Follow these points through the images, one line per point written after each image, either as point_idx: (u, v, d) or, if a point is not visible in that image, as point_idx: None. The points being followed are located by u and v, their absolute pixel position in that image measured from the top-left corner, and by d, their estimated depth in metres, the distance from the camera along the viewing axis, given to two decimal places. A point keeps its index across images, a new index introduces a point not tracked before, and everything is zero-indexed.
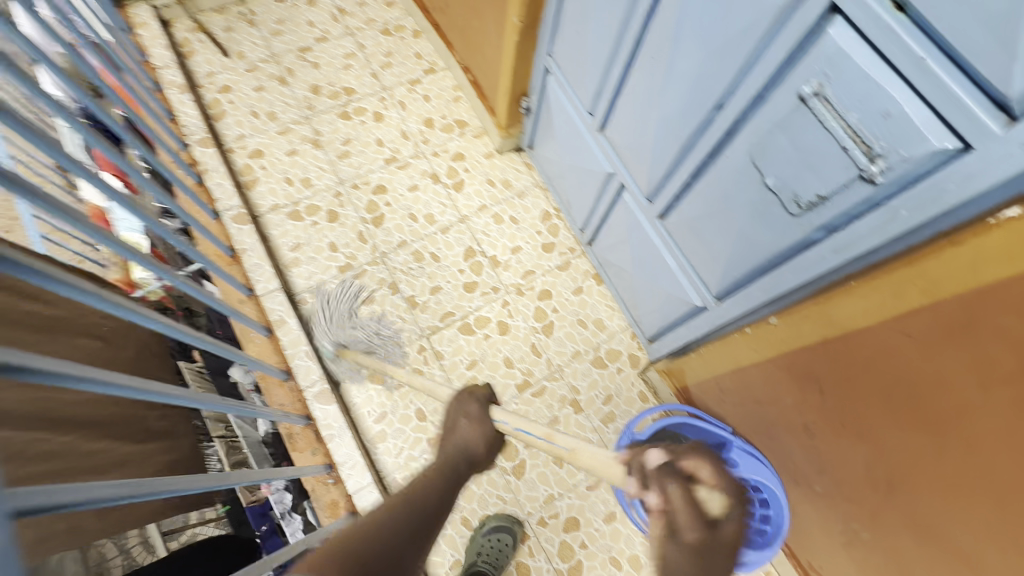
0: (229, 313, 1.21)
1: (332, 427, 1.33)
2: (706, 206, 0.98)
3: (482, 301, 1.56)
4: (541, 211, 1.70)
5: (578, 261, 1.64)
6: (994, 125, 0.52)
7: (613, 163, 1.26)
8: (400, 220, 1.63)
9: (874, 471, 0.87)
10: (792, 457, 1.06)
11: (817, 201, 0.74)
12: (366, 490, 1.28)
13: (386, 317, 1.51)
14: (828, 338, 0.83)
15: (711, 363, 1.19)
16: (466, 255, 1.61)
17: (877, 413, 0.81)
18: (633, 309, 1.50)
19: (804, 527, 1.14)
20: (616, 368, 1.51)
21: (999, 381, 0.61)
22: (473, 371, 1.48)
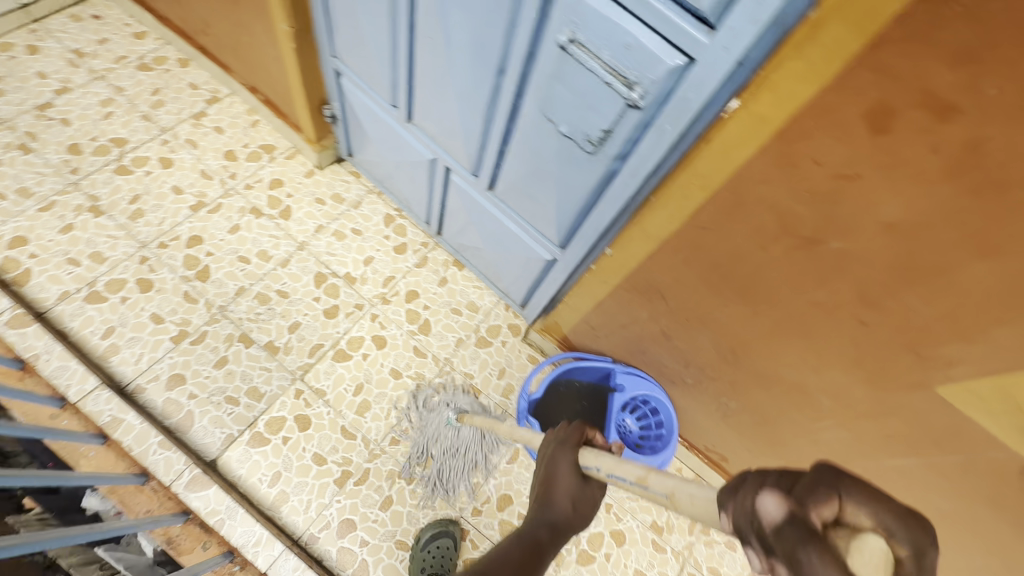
0: (51, 433, 1.02)
1: (219, 511, 1.20)
2: (524, 166, 1.03)
3: (350, 323, 1.48)
4: (382, 215, 1.65)
5: (433, 253, 1.63)
6: (702, 37, 0.62)
7: (431, 149, 1.26)
8: (230, 266, 1.47)
9: (723, 346, 1.01)
10: (664, 363, 1.20)
11: (604, 136, 0.82)
12: (281, 559, 1.18)
13: (247, 373, 1.36)
14: (652, 252, 0.93)
15: (577, 307, 1.28)
16: (318, 282, 1.51)
17: (707, 300, 0.93)
18: (499, 282, 1.55)
19: (690, 418, 1.30)
20: (501, 342, 1.55)
21: (772, 241, 0.74)
22: (362, 396, 1.41)
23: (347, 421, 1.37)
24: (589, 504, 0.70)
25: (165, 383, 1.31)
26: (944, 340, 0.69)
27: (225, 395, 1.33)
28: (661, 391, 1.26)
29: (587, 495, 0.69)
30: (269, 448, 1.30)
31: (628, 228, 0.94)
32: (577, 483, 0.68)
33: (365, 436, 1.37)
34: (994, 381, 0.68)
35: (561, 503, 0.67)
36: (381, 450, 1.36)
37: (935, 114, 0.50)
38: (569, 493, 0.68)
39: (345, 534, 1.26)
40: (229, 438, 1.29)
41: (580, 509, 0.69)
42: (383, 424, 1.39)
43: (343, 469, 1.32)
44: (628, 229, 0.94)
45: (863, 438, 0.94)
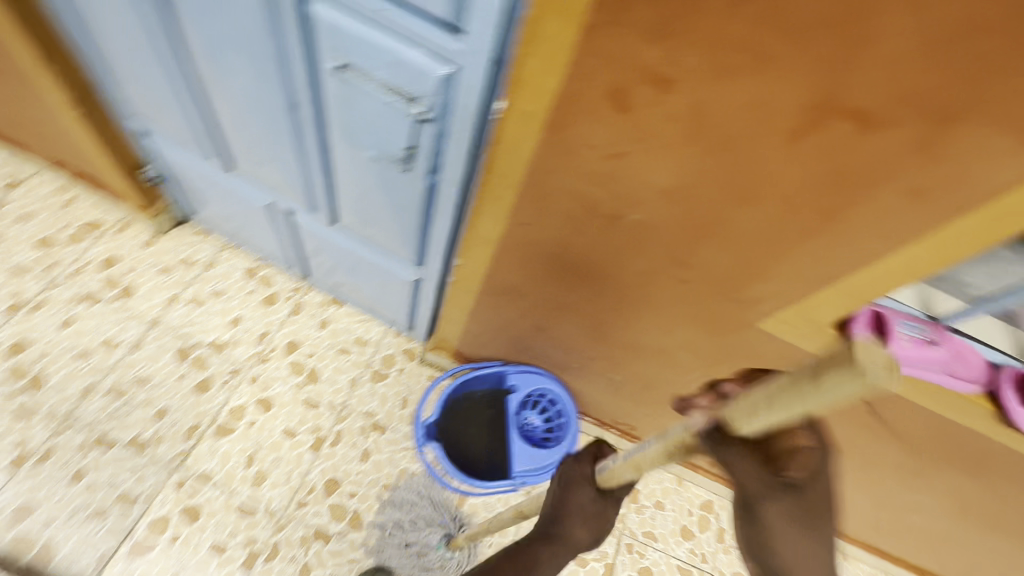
0: None
1: None
2: (354, 195, 1.00)
3: (227, 392, 1.37)
4: (242, 269, 1.54)
5: (307, 297, 1.55)
6: (455, 44, 0.62)
7: (264, 194, 1.19)
8: (69, 365, 1.30)
9: (588, 327, 1.04)
10: (549, 353, 1.21)
11: (410, 153, 0.81)
12: None
13: (113, 478, 1.21)
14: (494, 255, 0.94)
15: (455, 320, 1.26)
16: (180, 356, 1.38)
17: (558, 287, 0.95)
18: (381, 311, 1.50)
19: (591, 398, 1.33)
20: (398, 370, 1.51)
21: (585, 223, 0.77)
22: (255, 467, 1.31)
23: (244, 498, 1.27)
24: (594, 518, 0.78)
25: (10, 517, 1.14)
26: (748, 281, 0.74)
27: (90, 510, 1.17)
28: (557, 383, 1.28)
29: (590, 510, 0.78)
30: (157, 553, 1.17)
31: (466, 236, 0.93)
32: (587, 499, 0.79)
33: (266, 508, 1.27)
34: (793, 307, 0.76)
35: (560, 516, 0.78)
36: (288, 518, 1.27)
37: (656, 86, 0.54)
38: (572, 508, 0.78)
39: None
40: (103, 558, 1.14)
41: (584, 523, 0.78)
42: (285, 489, 1.30)
43: (248, 551, 1.22)
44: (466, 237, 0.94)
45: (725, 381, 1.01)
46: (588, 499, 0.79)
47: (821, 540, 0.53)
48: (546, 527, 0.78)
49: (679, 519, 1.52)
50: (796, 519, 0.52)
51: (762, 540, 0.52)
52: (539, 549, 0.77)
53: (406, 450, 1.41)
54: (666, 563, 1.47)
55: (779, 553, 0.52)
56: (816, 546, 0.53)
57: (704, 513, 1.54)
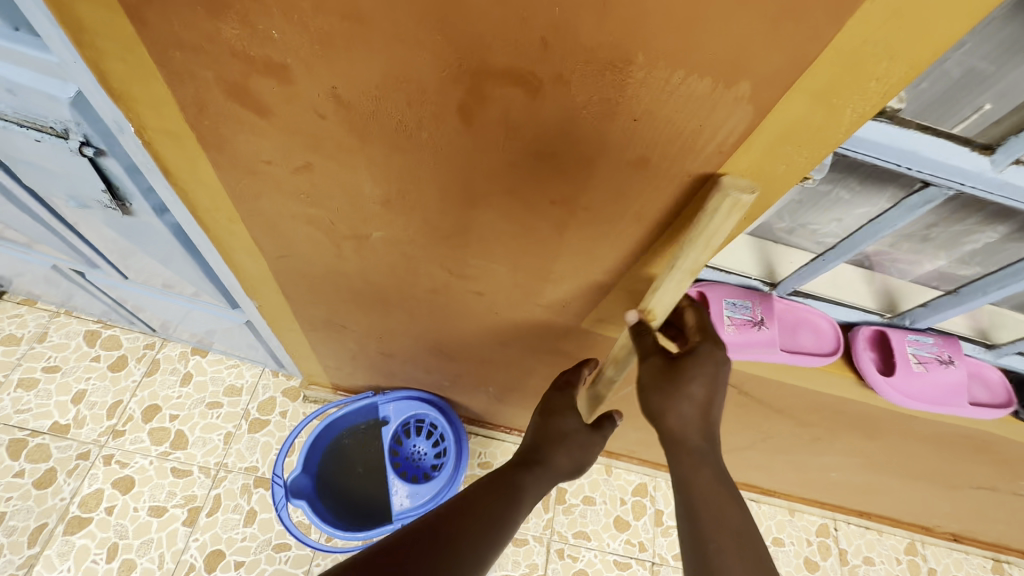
0: None
1: None
2: (115, 246, 0.83)
3: (76, 481, 1.21)
4: (81, 335, 1.35)
5: (164, 352, 1.38)
6: (45, 56, 0.46)
7: (44, 255, 1.02)
8: None
9: (428, 347, 0.90)
10: (415, 375, 1.07)
11: (115, 197, 0.65)
12: None
13: None
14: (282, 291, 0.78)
15: (308, 357, 1.11)
16: (14, 453, 1.21)
17: (373, 315, 0.81)
18: (248, 353, 1.33)
19: (484, 410, 1.20)
20: (280, 414, 1.35)
21: (339, 247, 0.62)
22: (120, 557, 1.15)
23: None
24: (575, 445, 0.77)
25: None
26: (541, 285, 0.61)
27: None
28: (446, 407, 1.15)
29: (573, 432, 0.76)
30: None
31: (240, 275, 0.78)
32: (570, 428, 0.76)
33: None
34: (602, 305, 0.63)
35: (537, 441, 0.77)
36: None
37: (271, 76, 0.39)
38: (552, 433, 0.76)
39: None
40: None
41: (565, 448, 0.76)
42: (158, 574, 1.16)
43: None
44: (242, 276, 0.78)
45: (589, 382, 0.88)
46: (571, 429, 0.76)
47: (695, 388, 0.55)
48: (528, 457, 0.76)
49: (612, 510, 1.42)
50: (672, 372, 0.55)
51: (648, 390, 0.57)
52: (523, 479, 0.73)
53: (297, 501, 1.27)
54: (603, 560, 1.36)
55: (657, 397, 0.57)
56: (693, 392, 0.56)
57: (639, 499, 1.44)
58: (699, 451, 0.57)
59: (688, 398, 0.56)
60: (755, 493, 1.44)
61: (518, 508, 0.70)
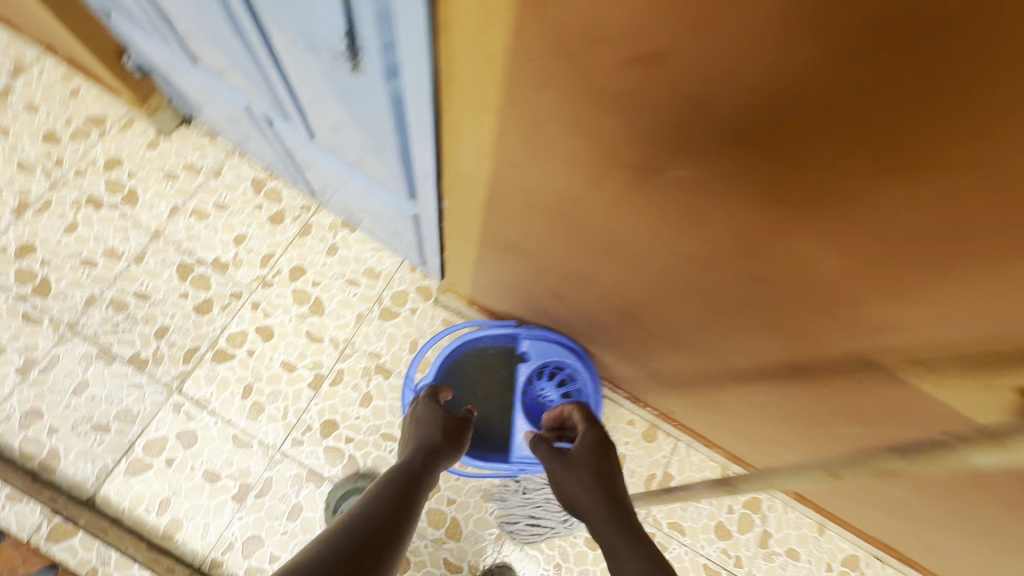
0: None
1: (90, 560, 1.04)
2: (318, 102, 0.76)
3: (227, 317, 1.28)
4: (249, 180, 1.38)
5: (317, 218, 1.37)
6: None
7: (241, 94, 0.99)
8: (73, 274, 1.26)
9: (615, 303, 0.77)
10: (571, 322, 0.97)
11: (349, 47, 0.55)
12: None
13: (113, 394, 1.19)
14: (488, 200, 0.67)
15: (462, 269, 1.03)
16: (181, 276, 1.29)
17: (574, 255, 0.69)
18: (393, 242, 1.30)
19: (623, 375, 1.08)
20: (409, 310, 1.33)
21: (605, 172, 0.50)
22: (252, 398, 1.23)
23: (239, 429, 1.21)
24: (461, 430, 0.94)
25: (20, 421, 1.16)
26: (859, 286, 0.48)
27: (91, 423, 1.17)
28: (580, 352, 1.05)
29: (457, 423, 0.96)
30: (151, 474, 1.15)
31: (447, 169, 0.67)
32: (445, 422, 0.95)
33: (261, 442, 1.21)
34: (970, 323, 0.45)
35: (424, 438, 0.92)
36: (282, 455, 1.20)
37: None
38: (435, 426, 0.94)
39: (252, 551, 1.14)
40: (104, 470, 1.14)
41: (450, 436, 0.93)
42: (281, 424, 1.23)
43: (241, 482, 1.17)
44: (448, 171, 0.67)
45: (799, 399, 0.72)
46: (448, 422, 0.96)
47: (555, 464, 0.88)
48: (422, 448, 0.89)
49: (716, 514, 1.29)
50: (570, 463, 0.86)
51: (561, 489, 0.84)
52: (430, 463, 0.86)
53: None
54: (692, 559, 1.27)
55: (572, 489, 0.83)
56: (572, 476, 0.85)
57: (749, 512, 1.30)
58: (606, 518, 0.76)
59: (584, 484, 0.82)
60: (887, 554, 1.25)
61: (420, 497, 0.78)
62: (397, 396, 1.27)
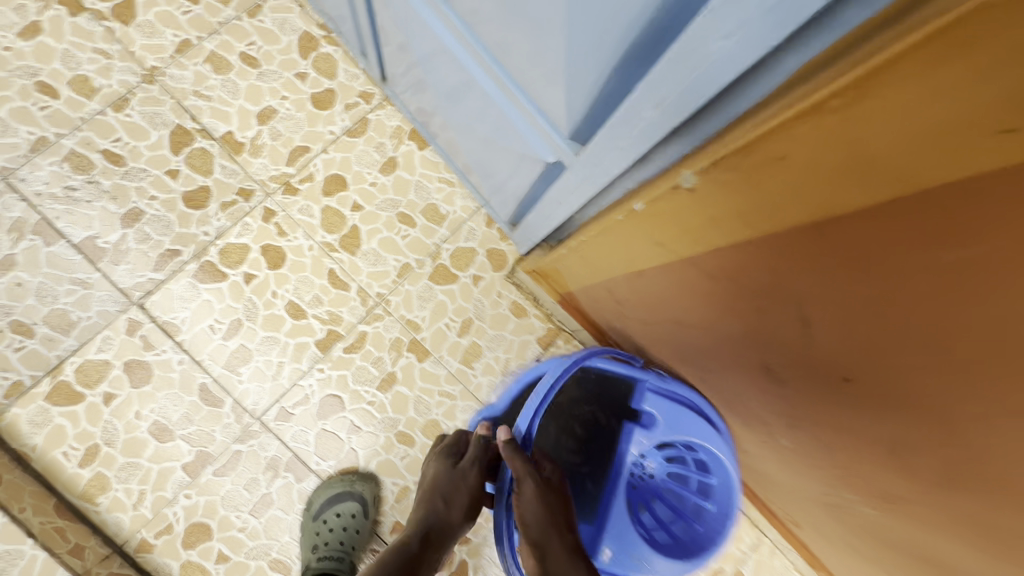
0: None
1: None
2: None
3: (226, 221, 0.91)
4: (295, 35, 0.96)
5: (377, 115, 0.97)
6: None
7: None
8: (22, 101, 0.87)
9: (923, 455, 0.41)
10: (741, 397, 0.62)
11: None
12: None
13: (48, 287, 0.85)
14: (857, 207, 0.29)
15: (593, 263, 0.66)
16: (174, 146, 0.91)
17: (929, 375, 0.34)
18: (476, 179, 0.92)
19: (764, 470, 0.75)
20: (471, 278, 0.96)
21: None
22: (238, 340, 0.89)
23: (211, 378, 0.88)
24: (466, 494, 0.68)
25: None
26: None
27: (9, 321, 0.83)
28: (719, 425, 0.69)
29: (464, 479, 0.69)
30: (80, 410, 0.84)
31: (793, 107, 0.28)
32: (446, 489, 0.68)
33: (238, 403, 0.88)
34: None
35: (422, 509, 0.67)
36: (261, 428, 0.88)
37: None
38: (433, 489, 0.68)
39: (195, 544, 0.85)
40: (18, 388, 0.83)
41: (453, 503, 0.67)
42: (269, 386, 0.90)
43: (198, 450, 0.86)
44: (793, 111, 0.28)
45: None
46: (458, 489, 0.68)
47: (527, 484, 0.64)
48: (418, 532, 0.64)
49: None
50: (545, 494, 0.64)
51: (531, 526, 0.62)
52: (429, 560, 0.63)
53: (444, 396, 0.94)
54: None
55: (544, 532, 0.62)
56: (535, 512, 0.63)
57: None
58: None
59: (558, 534, 0.63)
60: None
61: None
62: (429, 388, 0.93)
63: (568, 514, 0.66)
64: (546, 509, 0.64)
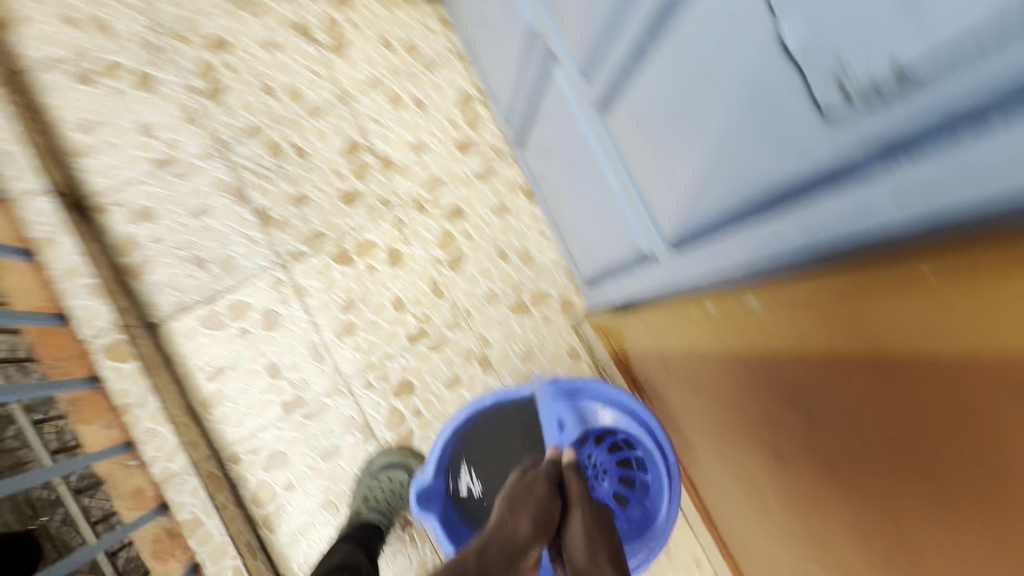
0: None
1: (131, 395, 0.94)
2: (669, 91, 0.56)
3: (366, 221, 1.13)
4: (458, 91, 1.20)
5: (502, 167, 1.19)
6: None
7: (535, 12, 0.75)
8: (249, 95, 1.12)
9: (874, 546, 0.54)
10: (749, 474, 0.76)
11: (890, 81, 0.32)
12: (180, 478, 0.93)
13: (226, 236, 1.08)
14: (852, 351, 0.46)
15: (658, 335, 0.84)
16: (346, 154, 1.14)
17: (884, 479, 0.49)
18: (569, 239, 1.11)
19: (751, 545, 0.88)
20: (542, 317, 1.15)
21: None
22: (349, 316, 1.10)
23: (321, 340, 1.09)
24: (536, 507, 0.74)
25: (131, 214, 1.06)
26: None
27: (191, 255, 1.06)
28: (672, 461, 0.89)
29: (529, 494, 0.76)
30: (220, 337, 1.05)
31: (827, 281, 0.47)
32: (526, 497, 0.75)
33: (335, 365, 1.08)
34: None
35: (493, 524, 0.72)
36: (347, 390, 1.08)
37: None
38: (508, 502, 0.75)
39: (271, 468, 1.04)
40: (182, 307, 1.05)
41: (521, 513, 0.73)
42: (362, 360, 1.09)
43: (295, 394, 1.06)
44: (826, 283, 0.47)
45: None
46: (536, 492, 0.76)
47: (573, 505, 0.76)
48: (483, 545, 0.68)
49: None
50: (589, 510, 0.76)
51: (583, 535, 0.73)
52: (490, 568, 0.65)
53: None
54: None
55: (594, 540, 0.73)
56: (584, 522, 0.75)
57: None
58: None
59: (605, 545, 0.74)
60: None
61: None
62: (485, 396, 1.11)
63: (610, 550, 0.71)
64: (586, 538, 0.72)
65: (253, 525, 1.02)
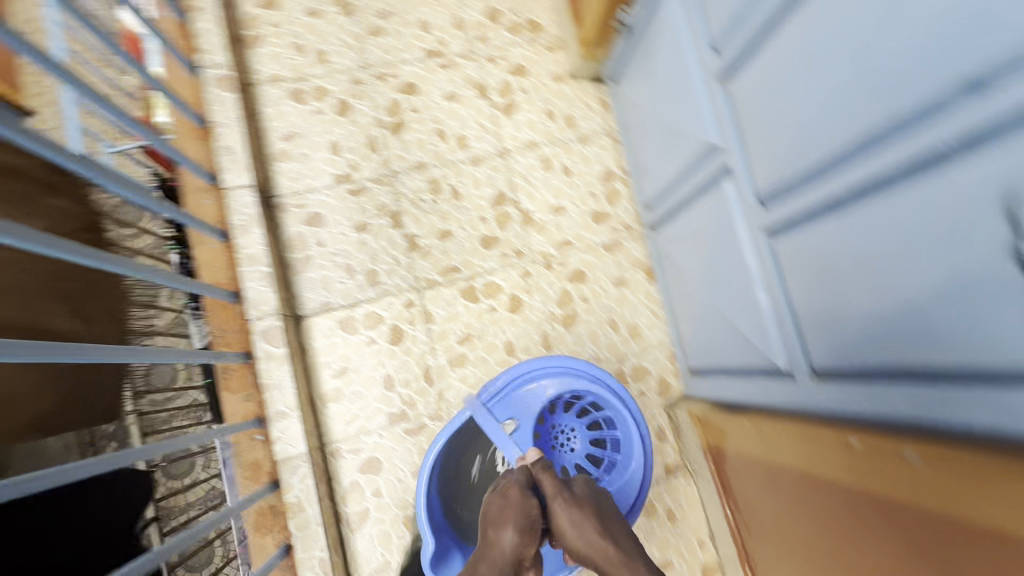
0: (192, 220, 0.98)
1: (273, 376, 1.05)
2: (863, 246, 0.61)
3: (497, 265, 1.23)
4: (603, 167, 1.30)
5: (629, 243, 1.27)
6: None
7: (723, 133, 0.84)
8: (424, 135, 1.26)
9: None
10: None
11: None
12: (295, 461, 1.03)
13: (376, 253, 1.20)
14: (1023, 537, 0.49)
15: (770, 447, 0.87)
16: (493, 203, 1.26)
17: None
18: (683, 326, 1.17)
19: None
20: (638, 391, 1.20)
21: None
22: (464, 348, 1.19)
23: (435, 364, 1.17)
24: (515, 516, 0.89)
25: (305, 216, 1.20)
26: None
27: (344, 263, 1.19)
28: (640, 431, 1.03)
29: (505, 505, 0.90)
30: (350, 340, 1.16)
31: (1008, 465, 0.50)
32: (502, 516, 0.89)
33: (441, 390, 1.16)
34: None
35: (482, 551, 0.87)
36: (448, 416, 1.15)
37: None
38: (489, 523, 0.89)
39: (365, 471, 1.12)
40: (326, 307, 1.17)
41: (504, 526, 0.88)
42: (467, 391, 1.17)
43: (402, 408, 1.15)
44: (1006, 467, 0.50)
45: None
46: (514, 500, 0.91)
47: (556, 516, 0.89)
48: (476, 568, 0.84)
49: None
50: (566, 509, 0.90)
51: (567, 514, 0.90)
52: None
53: None
54: None
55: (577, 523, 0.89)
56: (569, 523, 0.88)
57: None
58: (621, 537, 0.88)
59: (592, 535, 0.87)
60: None
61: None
62: None
63: (596, 527, 0.88)
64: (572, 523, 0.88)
65: (337, 521, 1.09)
